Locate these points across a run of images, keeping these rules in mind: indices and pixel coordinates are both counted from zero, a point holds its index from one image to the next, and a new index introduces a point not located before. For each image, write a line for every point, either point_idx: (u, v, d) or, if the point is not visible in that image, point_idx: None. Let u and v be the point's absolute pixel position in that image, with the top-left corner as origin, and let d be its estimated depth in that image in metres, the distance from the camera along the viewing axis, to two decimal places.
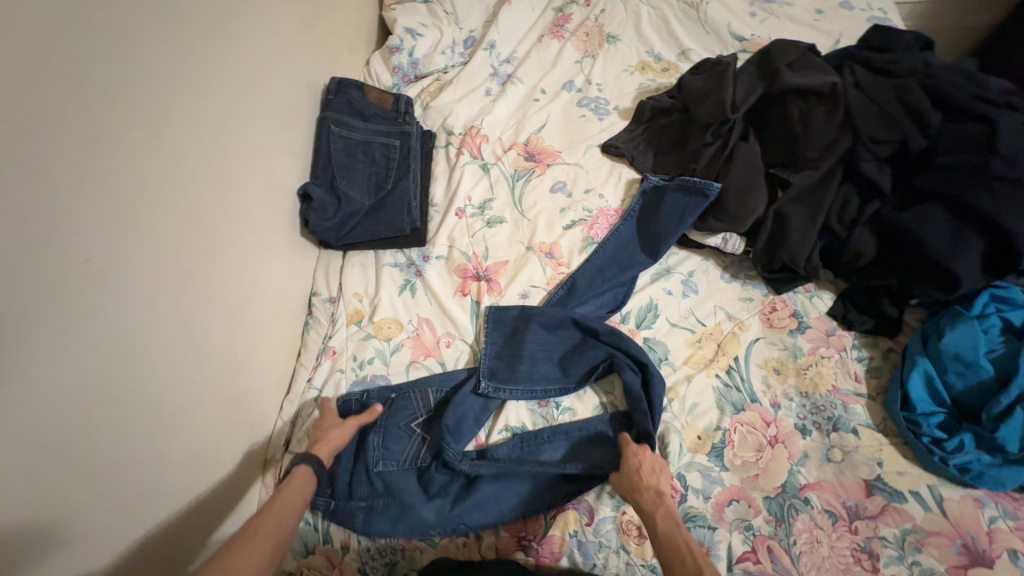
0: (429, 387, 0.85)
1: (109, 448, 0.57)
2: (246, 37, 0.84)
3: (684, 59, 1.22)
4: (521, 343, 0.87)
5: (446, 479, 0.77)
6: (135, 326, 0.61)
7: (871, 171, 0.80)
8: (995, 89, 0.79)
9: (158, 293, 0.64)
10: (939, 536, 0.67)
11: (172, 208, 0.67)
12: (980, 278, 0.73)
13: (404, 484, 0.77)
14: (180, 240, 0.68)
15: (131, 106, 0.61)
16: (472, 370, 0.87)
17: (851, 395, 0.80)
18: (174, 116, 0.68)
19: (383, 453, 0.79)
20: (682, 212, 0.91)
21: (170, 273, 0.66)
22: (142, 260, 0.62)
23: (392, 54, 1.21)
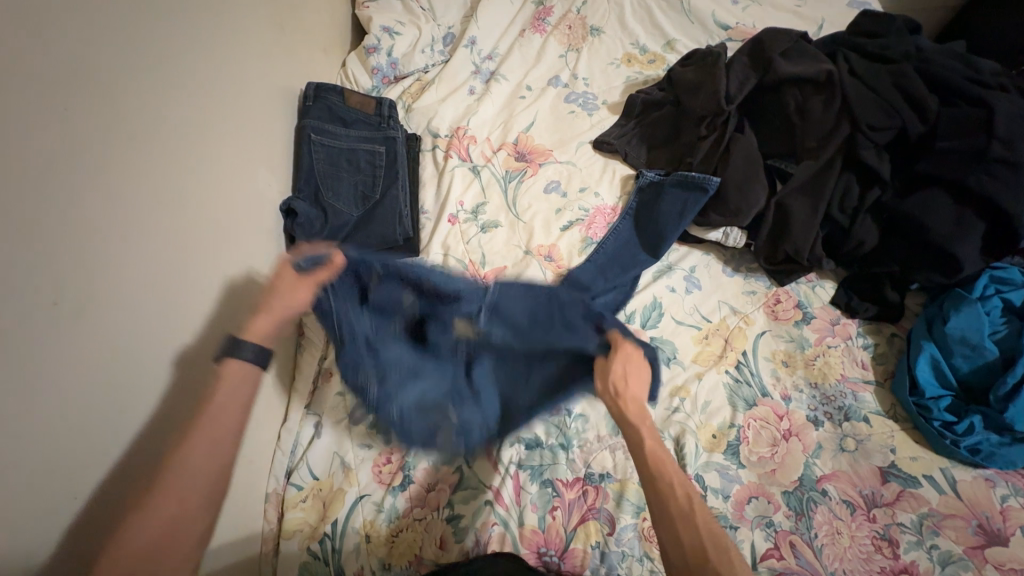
0: (421, 274, 0.72)
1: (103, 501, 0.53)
2: (217, 43, 0.79)
3: (670, 50, 1.20)
4: (521, 300, 0.74)
5: (451, 342, 0.74)
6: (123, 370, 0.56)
7: (871, 158, 0.79)
8: (986, 71, 0.80)
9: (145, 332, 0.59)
10: (954, 519, 0.68)
11: (152, 237, 0.62)
12: (980, 261, 0.74)
13: (400, 355, 0.73)
14: (165, 271, 0.64)
15: (101, 131, 0.56)
16: (471, 288, 0.74)
17: (859, 382, 0.80)
18: (147, 138, 0.63)
19: (376, 325, 0.73)
20: (682, 208, 0.90)
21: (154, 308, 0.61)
22: (125, 298, 0.57)
23: (369, 54, 1.16)
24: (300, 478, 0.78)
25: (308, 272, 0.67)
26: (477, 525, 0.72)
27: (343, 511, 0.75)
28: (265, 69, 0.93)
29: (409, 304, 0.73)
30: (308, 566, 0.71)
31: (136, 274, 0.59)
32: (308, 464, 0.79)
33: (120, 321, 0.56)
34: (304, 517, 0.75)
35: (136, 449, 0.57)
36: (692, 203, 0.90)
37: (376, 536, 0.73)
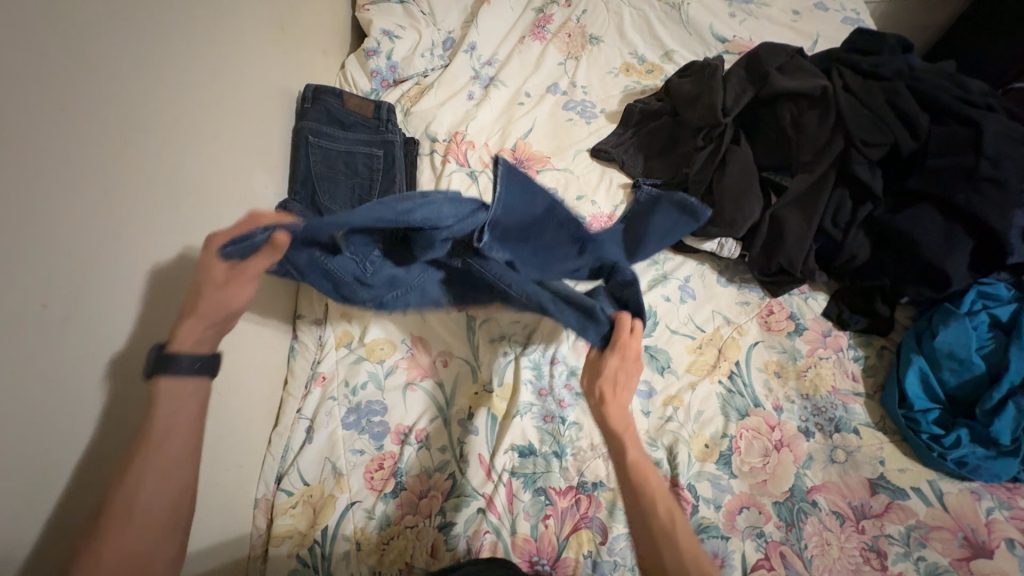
0: (379, 218, 0.61)
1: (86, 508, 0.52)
2: (214, 43, 0.78)
3: (668, 61, 1.21)
4: (527, 217, 0.68)
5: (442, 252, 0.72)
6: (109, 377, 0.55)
7: (863, 173, 0.81)
8: (975, 91, 0.82)
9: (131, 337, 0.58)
10: (941, 531, 0.69)
11: (142, 240, 0.61)
12: (967, 277, 0.76)
13: (394, 272, 0.75)
14: (154, 274, 0.63)
15: (91, 133, 0.55)
16: (450, 203, 0.65)
17: (849, 395, 0.81)
18: (143, 141, 0.62)
19: (360, 259, 0.71)
20: (670, 228, 0.78)
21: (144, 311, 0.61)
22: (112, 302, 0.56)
23: (368, 57, 1.16)
24: (290, 483, 0.77)
25: (242, 261, 0.61)
26: (469, 532, 0.72)
27: (333, 518, 0.74)
28: (263, 71, 0.92)
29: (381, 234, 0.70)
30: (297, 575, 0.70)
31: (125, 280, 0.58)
32: (299, 470, 0.78)
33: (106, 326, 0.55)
34: (294, 525, 0.74)
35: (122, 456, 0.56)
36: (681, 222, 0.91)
37: (367, 543, 0.72)
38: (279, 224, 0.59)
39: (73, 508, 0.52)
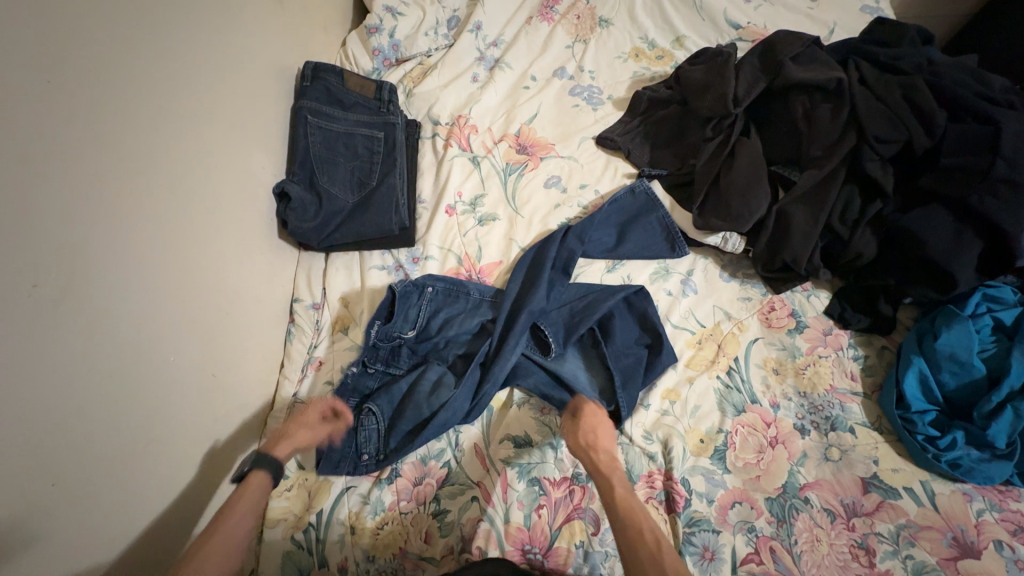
0: (393, 329, 0.84)
1: (78, 486, 0.53)
2: (210, 16, 0.76)
3: (679, 47, 1.18)
4: (539, 273, 0.87)
5: (464, 319, 0.85)
6: (100, 355, 0.55)
7: (875, 170, 0.78)
8: (997, 87, 0.80)
9: (123, 317, 0.58)
10: (930, 531, 0.69)
11: (136, 220, 0.60)
12: (974, 279, 0.74)
13: (428, 339, 0.85)
14: (148, 254, 0.62)
15: (76, 108, 0.53)
16: (460, 285, 0.88)
17: (847, 394, 0.81)
18: (134, 118, 0.61)
19: (387, 334, 0.83)
20: (630, 271, 0.92)
21: (137, 292, 0.60)
22: (101, 280, 0.55)
23: (371, 34, 1.12)
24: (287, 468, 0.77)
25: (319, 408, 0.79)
26: (463, 520, 0.73)
27: (329, 501, 0.75)
28: (262, 46, 0.89)
29: (406, 322, 0.85)
30: (292, 555, 0.71)
31: (117, 259, 0.57)
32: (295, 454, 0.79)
33: (99, 304, 0.55)
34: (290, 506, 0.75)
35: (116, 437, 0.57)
36: (676, 227, 0.93)
37: (361, 528, 0.73)
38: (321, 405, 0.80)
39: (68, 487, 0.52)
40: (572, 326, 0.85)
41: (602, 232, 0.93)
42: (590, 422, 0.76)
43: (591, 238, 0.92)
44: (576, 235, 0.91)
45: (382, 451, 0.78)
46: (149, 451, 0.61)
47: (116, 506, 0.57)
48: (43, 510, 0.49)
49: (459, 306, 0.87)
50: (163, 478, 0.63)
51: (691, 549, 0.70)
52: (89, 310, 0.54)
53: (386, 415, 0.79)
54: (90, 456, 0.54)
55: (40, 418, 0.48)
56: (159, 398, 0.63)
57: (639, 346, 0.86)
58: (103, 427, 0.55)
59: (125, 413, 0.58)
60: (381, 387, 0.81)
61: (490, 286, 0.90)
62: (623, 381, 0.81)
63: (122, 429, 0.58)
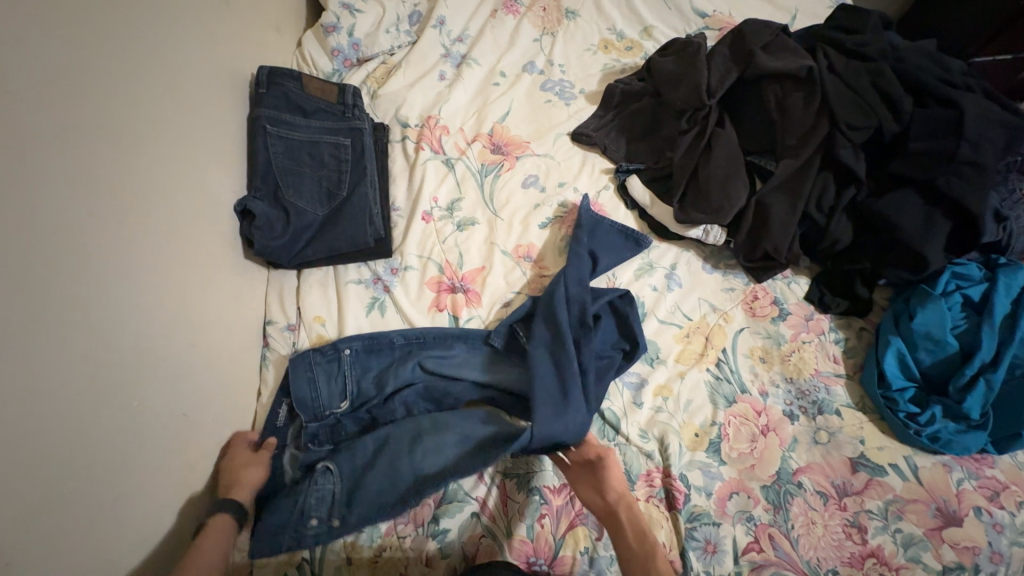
0: (318, 377, 0.79)
1: (44, 548, 0.49)
2: (149, 23, 0.70)
3: (647, 37, 1.16)
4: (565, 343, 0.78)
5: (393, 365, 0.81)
6: (50, 414, 0.50)
7: (848, 157, 0.79)
8: (955, 70, 0.82)
9: (69, 368, 0.53)
10: (916, 503, 0.73)
11: (75, 261, 0.55)
12: (944, 259, 0.77)
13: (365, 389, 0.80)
14: (94, 296, 0.57)
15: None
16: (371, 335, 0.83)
17: (832, 376, 0.83)
18: (66, 147, 0.55)
19: (310, 390, 0.78)
20: (614, 270, 0.91)
21: (83, 338, 0.55)
22: (40, 332, 0.50)
23: (328, 33, 1.06)
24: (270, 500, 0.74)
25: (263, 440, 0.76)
26: (464, 537, 0.71)
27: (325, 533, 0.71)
28: (211, 55, 0.83)
29: (327, 373, 0.80)
30: None
31: (58, 305, 0.52)
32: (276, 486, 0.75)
33: (37, 357, 0.49)
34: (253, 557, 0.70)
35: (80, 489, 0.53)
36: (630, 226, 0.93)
37: (358, 557, 0.70)
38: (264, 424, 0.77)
39: (39, 551, 0.48)
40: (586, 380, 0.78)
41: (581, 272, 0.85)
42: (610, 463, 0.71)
43: (574, 274, 0.84)
44: (574, 281, 0.84)
45: (338, 516, 0.70)
46: (116, 502, 0.57)
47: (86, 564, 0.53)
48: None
49: (381, 356, 0.82)
50: (136, 533, 0.60)
51: (693, 544, 0.72)
52: (25, 366, 0.48)
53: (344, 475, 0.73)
54: (48, 517, 0.49)
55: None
56: (116, 453, 0.57)
57: (614, 350, 0.84)
58: (55, 494, 0.50)
59: (78, 473, 0.53)
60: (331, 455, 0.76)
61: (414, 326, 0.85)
62: (595, 379, 0.80)
63: (76, 492, 0.53)
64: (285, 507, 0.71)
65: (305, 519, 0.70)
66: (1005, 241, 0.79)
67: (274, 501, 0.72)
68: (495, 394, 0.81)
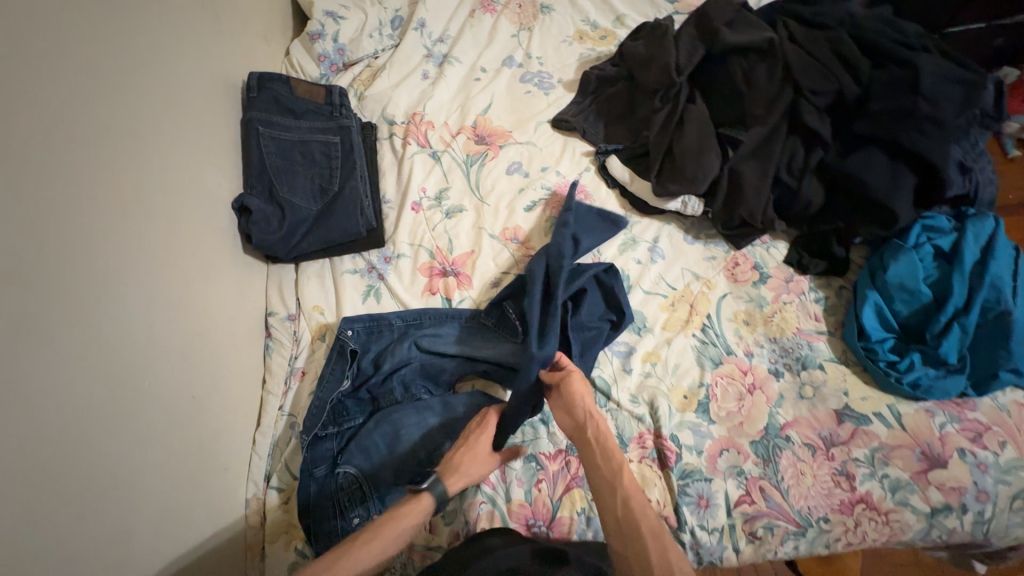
0: (332, 374, 0.81)
1: (67, 512, 0.53)
2: (141, 35, 0.75)
3: (620, 25, 1.21)
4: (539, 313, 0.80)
5: (394, 347, 0.84)
6: (59, 391, 0.54)
7: (813, 121, 0.83)
8: (912, 33, 0.85)
9: (79, 349, 0.57)
10: (901, 449, 0.75)
11: (78, 253, 0.59)
12: (913, 212, 0.80)
13: (368, 370, 0.84)
14: (97, 285, 0.61)
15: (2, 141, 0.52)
16: (374, 318, 0.87)
17: (813, 334, 0.85)
18: (62, 146, 0.59)
19: (326, 381, 0.81)
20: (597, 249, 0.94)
21: (87, 322, 0.59)
22: (48, 315, 0.54)
23: (314, 41, 1.11)
24: (281, 479, 0.79)
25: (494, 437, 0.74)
26: (465, 506, 0.74)
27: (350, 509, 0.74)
28: (203, 63, 0.88)
29: (338, 366, 0.82)
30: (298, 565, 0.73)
31: (62, 293, 0.56)
32: (286, 465, 0.79)
33: (48, 339, 0.54)
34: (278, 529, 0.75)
35: (98, 460, 0.57)
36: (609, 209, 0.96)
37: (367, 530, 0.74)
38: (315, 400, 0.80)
39: (61, 514, 0.52)
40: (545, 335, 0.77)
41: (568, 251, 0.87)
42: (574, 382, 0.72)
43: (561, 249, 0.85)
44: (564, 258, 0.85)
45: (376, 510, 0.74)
46: (133, 474, 0.61)
47: (110, 529, 0.57)
48: (37, 536, 0.49)
49: (382, 339, 0.86)
50: (152, 506, 0.63)
51: (686, 500, 0.75)
52: (39, 345, 0.53)
53: (364, 472, 0.76)
54: (71, 483, 0.54)
55: (6, 466, 0.48)
56: (127, 430, 0.61)
57: (603, 321, 0.86)
58: (71, 464, 0.54)
59: (97, 445, 0.57)
60: (346, 446, 0.78)
61: (410, 310, 0.89)
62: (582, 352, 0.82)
63: (90, 464, 0.56)
64: (322, 502, 0.74)
65: (347, 517, 0.74)
66: (973, 192, 0.81)
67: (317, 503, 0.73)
68: (489, 367, 0.84)
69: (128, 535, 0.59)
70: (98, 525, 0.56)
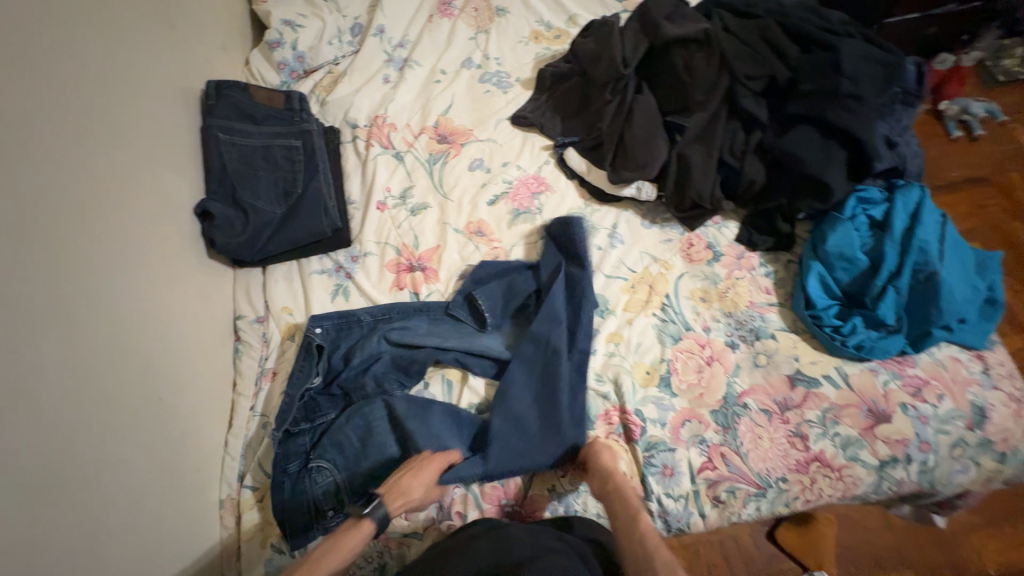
0: (302, 373, 0.82)
1: (37, 506, 0.53)
2: (96, 42, 0.76)
3: (573, 25, 1.26)
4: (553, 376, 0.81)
5: (364, 345, 0.86)
6: (23, 386, 0.54)
7: (748, 104, 0.88)
8: (835, 20, 0.91)
9: (42, 347, 0.57)
10: (849, 408, 0.79)
11: (37, 253, 0.60)
12: (847, 185, 0.85)
13: (338, 365, 0.86)
14: (56, 285, 0.61)
15: None
16: (343, 314, 0.88)
17: (765, 306, 0.90)
18: (17, 147, 0.60)
19: (296, 377, 0.82)
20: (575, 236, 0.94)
21: (45, 321, 0.59)
22: (10, 312, 0.55)
23: (273, 49, 1.13)
24: (254, 477, 0.79)
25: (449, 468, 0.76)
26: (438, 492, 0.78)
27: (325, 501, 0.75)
28: (158, 71, 0.89)
29: (308, 362, 0.83)
30: (274, 561, 0.73)
31: (24, 291, 0.57)
32: (259, 464, 0.80)
33: (10, 333, 0.54)
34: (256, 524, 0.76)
35: (66, 456, 0.57)
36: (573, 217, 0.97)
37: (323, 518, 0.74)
38: (287, 396, 0.81)
39: (31, 508, 0.53)
40: (576, 417, 0.80)
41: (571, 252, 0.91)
42: (601, 449, 0.76)
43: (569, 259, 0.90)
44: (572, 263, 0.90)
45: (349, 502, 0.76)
46: (104, 472, 0.62)
47: (83, 525, 0.58)
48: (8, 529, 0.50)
49: (351, 335, 0.88)
50: (123, 504, 0.63)
51: (652, 470, 0.78)
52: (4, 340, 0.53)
53: (337, 464, 0.77)
54: (39, 478, 0.54)
55: None
56: (95, 427, 0.62)
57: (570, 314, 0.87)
58: (39, 459, 0.54)
59: (65, 442, 0.58)
60: (318, 441, 0.79)
61: (379, 305, 0.91)
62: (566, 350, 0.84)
63: (59, 461, 0.56)
64: (294, 498, 0.74)
65: (320, 510, 0.75)
66: (901, 165, 0.88)
67: (289, 497, 0.74)
68: (460, 355, 0.86)
69: (101, 532, 0.60)
70: (71, 520, 0.56)
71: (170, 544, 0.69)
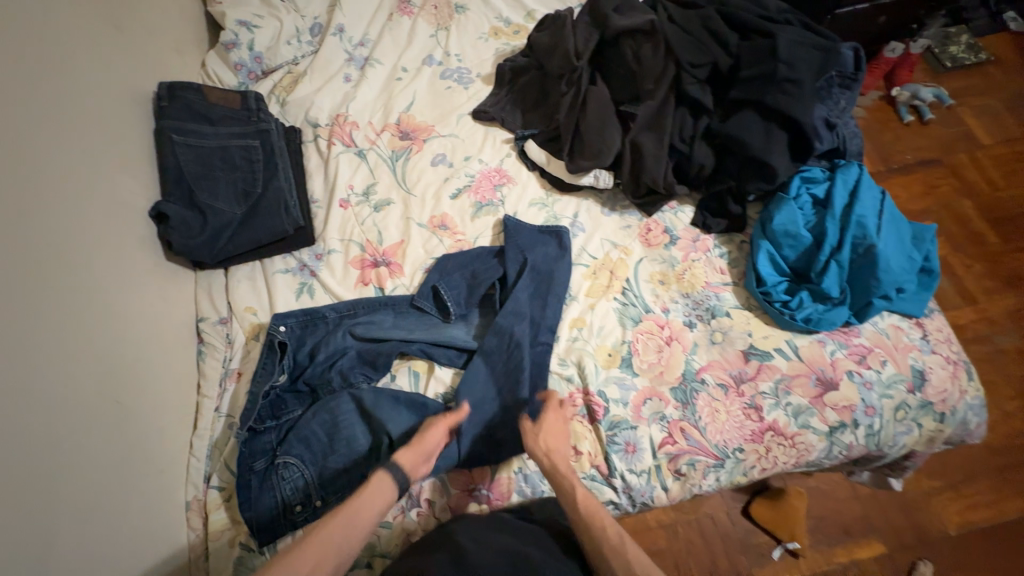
0: (267, 370, 0.83)
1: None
2: (41, 44, 0.75)
3: (531, 20, 1.28)
4: (515, 362, 0.83)
5: (329, 340, 0.87)
6: None
7: (694, 91, 0.92)
8: (774, 8, 0.95)
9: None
10: (800, 377, 0.83)
11: None
12: (790, 166, 0.89)
13: (304, 361, 0.86)
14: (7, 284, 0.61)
15: None
16: (307, 312, 0.89)
17: (720, 285, 0.93)
18: None
19: (262, 374, 0.82)
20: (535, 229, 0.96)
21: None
22: None
23: (229, 50, 1.12)
24: (221, 477, 0.79)
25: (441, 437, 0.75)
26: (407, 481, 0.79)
27: (292, 496, 0.75)
28: (108, 73, 0.88)
29: (273, 360, 0.83)
30: (243, 560, 0.73)
31: None
32: (226, 463, 0.80)
33: None
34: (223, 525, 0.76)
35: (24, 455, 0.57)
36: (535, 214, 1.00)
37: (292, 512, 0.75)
38: (253, 393, 0.81)
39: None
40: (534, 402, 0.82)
41: (538, 246, 0.94)
42: (547, 433, 0.76)
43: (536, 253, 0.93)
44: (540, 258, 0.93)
45: (317, 495, 0.76)
46: (64, 471, 0.61)
47: (45, 523, 0.57)
48: None
49: (315, 332, 0.88)
50: (86, 503, 0.63)
51: (615, 447, 0.80)
52: None
53: (304, 459, 0.78)
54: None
55: None
56: (53, 427, 0.61)
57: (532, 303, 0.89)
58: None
59: (22, 440, 0.57)
60: (285, 438, 0.80)
61: (344, 302, 0.91)
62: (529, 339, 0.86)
63: (17, 459, 0.56)
64: (262, 494, 0.75)
65: (288, 504, 0.75)
66: (840, 145, 0.92)
67: (259, 494, 0.75)
68: (426, 346, 0.87)
69: (65, 528, 0.59)
70: (32, 518, 0.56)
71: (135, 544, 0.68)
